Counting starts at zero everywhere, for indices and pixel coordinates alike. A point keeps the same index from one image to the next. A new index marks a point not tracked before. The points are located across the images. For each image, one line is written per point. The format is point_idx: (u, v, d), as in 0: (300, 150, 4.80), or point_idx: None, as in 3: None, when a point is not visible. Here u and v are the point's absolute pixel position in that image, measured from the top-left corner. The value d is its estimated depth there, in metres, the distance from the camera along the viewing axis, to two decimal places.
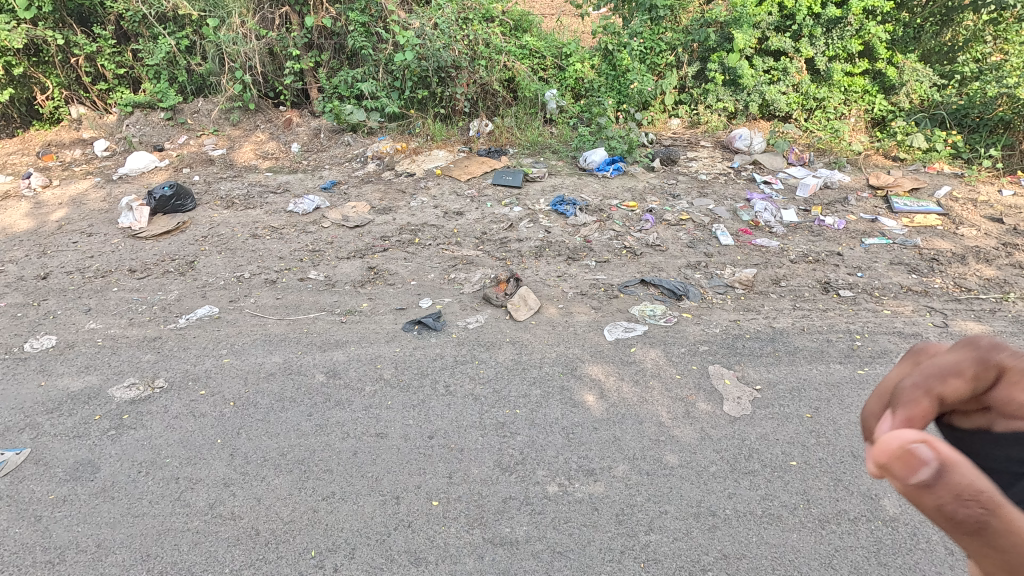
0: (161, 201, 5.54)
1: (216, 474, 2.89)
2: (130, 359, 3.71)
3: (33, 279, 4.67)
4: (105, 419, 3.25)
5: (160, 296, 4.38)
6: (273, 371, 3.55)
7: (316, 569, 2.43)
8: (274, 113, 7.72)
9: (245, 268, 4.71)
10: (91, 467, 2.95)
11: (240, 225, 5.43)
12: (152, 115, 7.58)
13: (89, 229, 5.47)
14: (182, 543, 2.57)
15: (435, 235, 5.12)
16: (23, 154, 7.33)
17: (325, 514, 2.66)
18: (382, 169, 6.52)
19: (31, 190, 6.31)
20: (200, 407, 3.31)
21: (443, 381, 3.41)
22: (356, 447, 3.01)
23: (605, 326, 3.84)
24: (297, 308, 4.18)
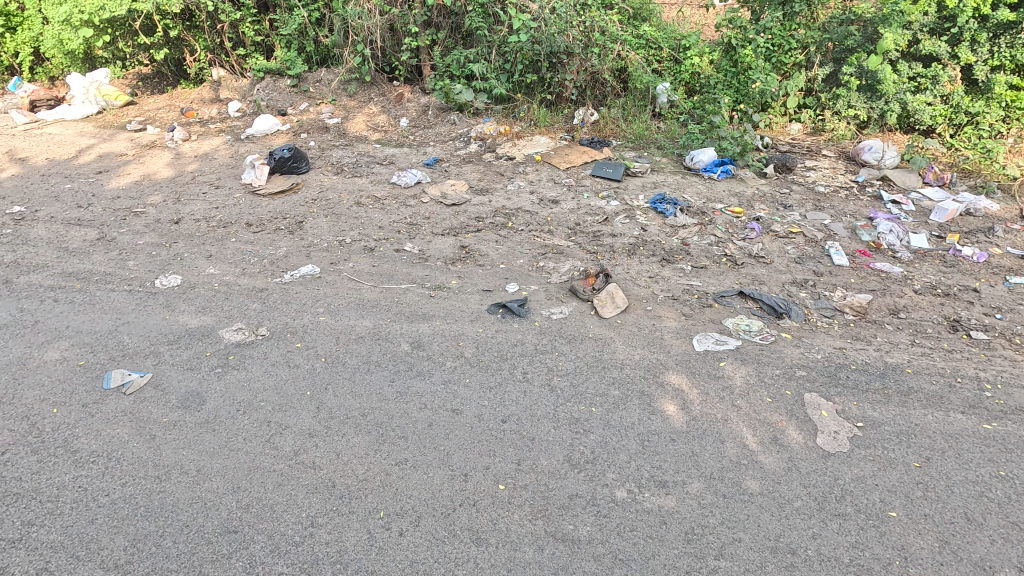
0: (280, 162, 5.95)
1: (303, 424, 3.08)
2: (240, 306, 4.03)
3: (167, 223, 5.19)
4: (214, 357, 3.56)
5: (270, 250, 4.72)
6: (362, 335, 3.72)
7: (383, 530, 2.53)
8: (388, 87, 8.02)
9: (347, 233, 4.96)
10: (198, 399, 3.25)
11: (347, 192, 5.71)
12: (280, 81, 8.09)
13: (217, 182, 5.98)
14: (268, 481, 2.77)
15: (528, 221, 5.12)
16: (170, 109, 8.13)
17: (397, 478, 2.76)
18: (483, 151, 6.59)
19: (173, 142, 6.99)
20: (295, 357, 3.55)
21: (521, 368, 3.42)
22: (432, 419, 3.09)
23: (694, 335, 3.67)
24: (390, 277, 4.35)
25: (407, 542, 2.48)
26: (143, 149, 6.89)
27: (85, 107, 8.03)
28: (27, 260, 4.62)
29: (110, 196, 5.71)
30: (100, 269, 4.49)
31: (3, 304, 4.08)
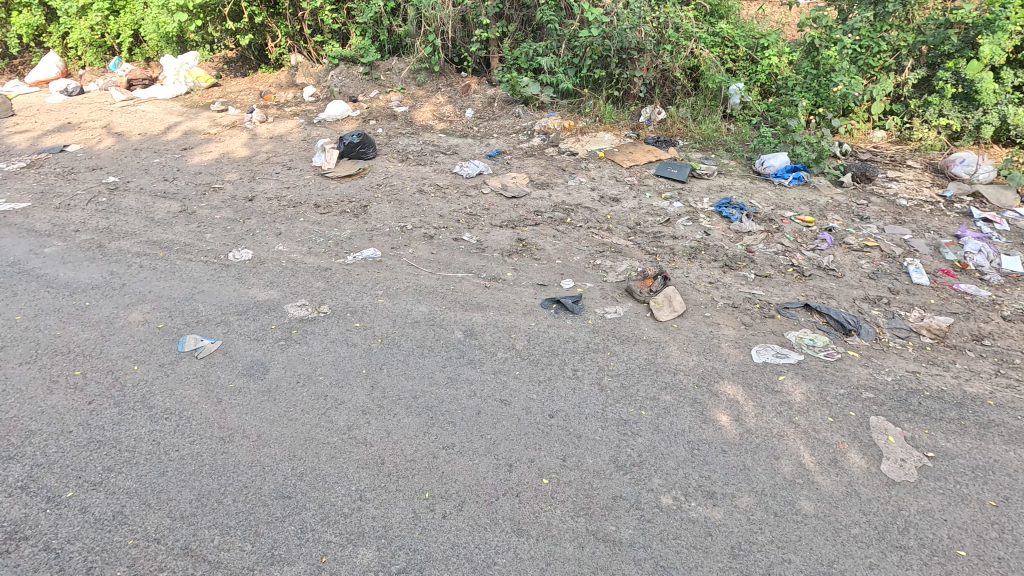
0: (349, 147, 6.16)
1: (358, 401, 3.19)
2: (304, 283, 4.20)
3: (243, 199, 5.47)
4: (278, 330, 3.74)
5: (336, 232, 4.89)
6: (418, 320, 3.81)
7: (427, 511, 2.59)
8: (455, 78, 8.12)
9: (409, 220, 5.08)
10: (262, 368, 3.43)
11: (410, 179, 5.84)
12: (353, 68, 8.33)
13: (290, 163, 6.25)
14: (322, 452, 2.89)
15: (587, 218, 5.08)
16: (250, 92, 8.54)
17: (443, 462, 2.82)
18: (546, 145, 6.58)
19: (251, 123, 7.34)
20: (354, 336, 3.67)
21: (572, 365, 3.41)
22: (480, 407, 3.13)
23: (753, 345, 3.55)
24: (448, 265, 4.42)
25: (450, 525, 2.53)
26: (224, 129, 7.28)
27: (175, 87, 8.54)
28: (118, 227, 4.98)
29: (192, 171, 6.06)
30: (181, 239, 4.79)
31: (95, 266, 4.43)
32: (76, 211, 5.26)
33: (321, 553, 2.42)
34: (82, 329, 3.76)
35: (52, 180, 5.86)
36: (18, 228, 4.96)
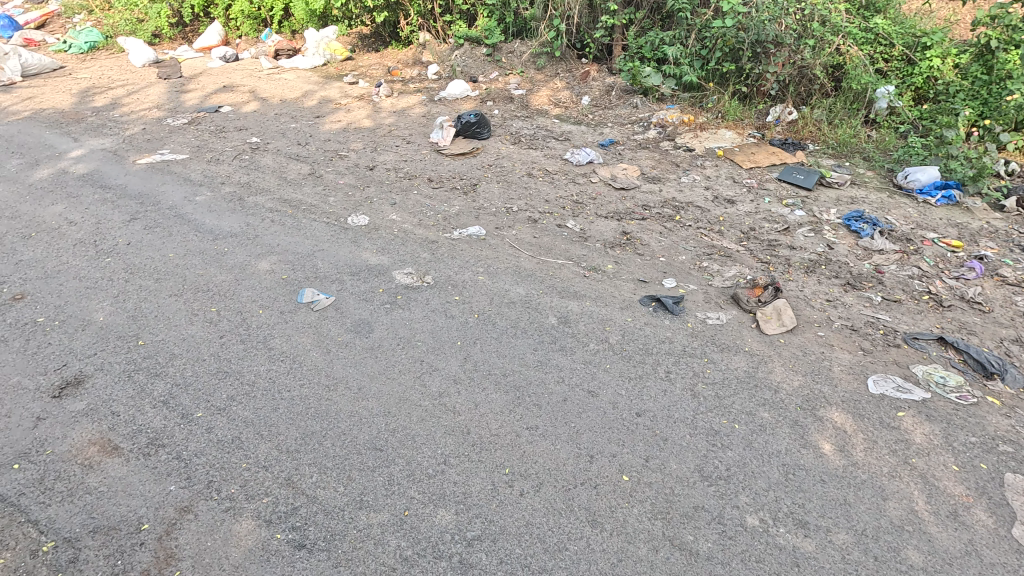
0: (466, 126, 6.34)
1: (451, 370, 3.33)
2: (412, 253, 4.42)
3: (364, 168, 5.82)
4: (385, 293, 3.97)
5: (445, 207, 5.08)
6: (514, 300, 3.88)
7: (506, 486, 2.66)
8: (575, 64, 8.05)
9: (515, 202, 5.15)
10: (368, 327, 3.66)
11: (520, 162, 5.91)
12: (476, 49, 8.50)
13: (409, 137, 6.54)
14: (414, 413, 3.05)
15: (698, 217, 4.87)
16: (379, 67, 9.00)
17: (526, 442, 2.87)
18: (661, 138, 6.36)
19: (377, 97, 7.75)
20: (452, 309, 3.81)
21: (665, 366, 3.32)
22: (567, 395, 3.15)
23: (871, 374, 3.25)
24: (549, 251, 4.44)
25: (526, 504, 2.58)
26: (353, 100, 7.74)
27: (314, 59, 9.18)
28: (257, 183, 5.50)
29: (322, 138, 6.54)
30: (307, 200, 5.20)
31: (235, 216, 4.93)
32: (224, 165, 5.87)
33: (404, 507, 2.57)
34: (220, 271, 4.22)
35: (207, 136, 6.57)
36: (177, 177, 5.63)
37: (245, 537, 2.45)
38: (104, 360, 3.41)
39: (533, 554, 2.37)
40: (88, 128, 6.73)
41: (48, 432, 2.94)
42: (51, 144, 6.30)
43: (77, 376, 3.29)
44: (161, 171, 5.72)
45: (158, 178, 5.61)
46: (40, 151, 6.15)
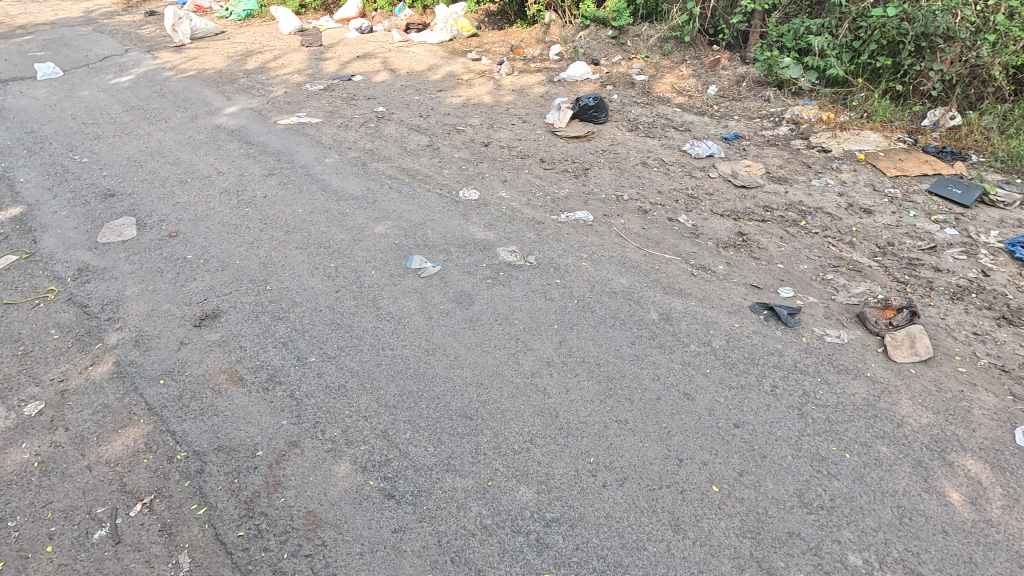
0: (583, 109, 6.25)
1: (545, 352, 3.34)
2: (518, 232, 4.46)
3: (479, 144, 5.93)
4: (488, 269, 4.05)
5: (554, 189, 5.06)
6: (616, 290, 3.80)
7: (589, 475, 2.65)
8: (705, 51, 7.61)
9: (626, 190, 5.01)
10: (468, 299, 3.76)
11: (636, 149, 5.73)
12: (602, 31, 8.30)
13: (525, 117, 6.55)
14: (505, 388, 3.11)
15: (826, 225, 4.47)
16: (502, 45, 9.07)
17: (614, 434, 2.83)
18: (793, 135, 5.88)
19: (498, 74, 7.82)
20: (552, 292, 3.81)
21: (771, 380, 3.11)
22: (661, 393, 3.05)
23: (1020, 425, 2.84)
24: (657, 244, 4.29)
25: (608, 496, 2.55)
26: (475, 76, 7.88)
27: (442, 34, 9.43)
28: (379, 151, 5.80)
29: (443, 112, 6.73)
30: (424, 170, 5.41)
31: (358, 180, 5.23)
32: (351, 131, 6.24)
33: (487, 477, 2.64)
34: (341, 230, 4.51)
35: (339, 103, 7.00)
36: (310, 139, 6.07)
37: (342, 478, 2.65)
38: (237, 299, 3.78)
39: (610, 547, 2.35)
40: (239, 88, 7.41)
41: (189, 357, 3.33)
42: (209, 100, 7.02)
43: (215, 310, 3.68)
44: (297, 133, 6.19)
45: (294, 138, 6.08)
46: (199, 106, 6.87)
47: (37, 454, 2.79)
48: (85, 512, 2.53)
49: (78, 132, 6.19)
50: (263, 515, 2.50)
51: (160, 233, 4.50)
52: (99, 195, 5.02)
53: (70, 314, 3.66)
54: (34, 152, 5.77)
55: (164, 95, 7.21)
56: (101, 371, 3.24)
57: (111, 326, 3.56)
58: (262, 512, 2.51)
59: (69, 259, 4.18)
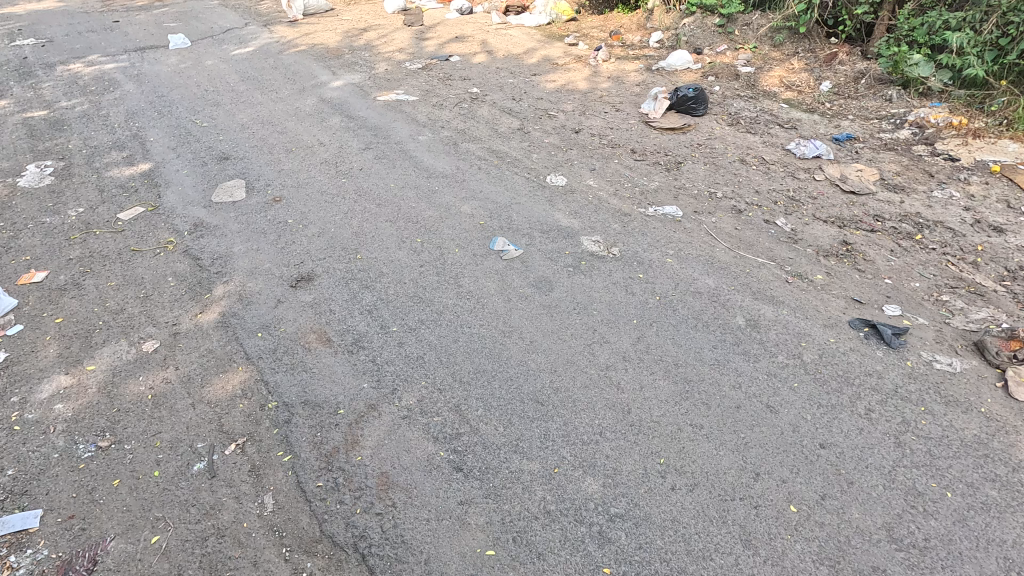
0: (681, 100, 6.01)
1: (622, 346, 3.28)
2: (603, 222, 4.38)
3: (570, 130, 5.86)
4: (570, 257, 4.02)
5: (644, 181, 4.92)
6: (701, 291, 3.66)
7: (658, 475, 2.59)
8: (821, 44, 7.07)
9: (720, 187, 4.79)
10: (548, 286, 3.76)
11: (734, 145, 5.45)
12: (708, 19, 7.90)
13: (619, 105, 6.40)
14: (578, 378, 3.09)
15: (946, 241, 4.06)
16: (602, 30, 8.87)
17: (687, 438, 2.75)
18: (915, 141, 5.36)
19: (595, 60, 7.66)
20: (633, 286, 3.72)
21: (866, 403, 2.89)
22: (741, 402, 2.92)
23: None
24: (750, 246, 4.07)
25: (676, 500, 2.49)
26: (571, 61, 7.77)
27: (540, 17, 9.35)
28: (471, 131, 5.88)
29: (536, 96, 6.70)
30: (513, 153, 5.43)
31: (448, 159, 5.34)
32: (445, 111, 6.36)
33: (554, 463, 2.65)
34: (429, 207, 4.63)
35: (435, 82, 7.15)
36: (406, 116, 6.25)
37: (415, 445, 2.75)
38: (330, 265, 3.99)
39: (675, 552, 2.29)
40: (344, 64, 7.74)
41: (284, 314, 3.56)
42: (316, 74, 7.39)
43: (309, 273, 3.91)
44: (394, 109, 6.39)
45: (391, 115, 6.28)
46: (307, 80, 7.24)
47: (151, 387, 3.10)
48: (188, 445, 2.79)
49: (201, 99, 6.71)
50: (341, 470, 2.64)
51: (265, 196, 4.82)
52: (215, 157, 5.44)
53: (185, 265, 4.01)
54: (164, 114, 6.33)
55: (277, 67, 7.66)
56: (208, 319, 3.53)
57: (219, 279, 3.87)
58: (340, 467, 2.66)
59: (187, 215, 4.57)
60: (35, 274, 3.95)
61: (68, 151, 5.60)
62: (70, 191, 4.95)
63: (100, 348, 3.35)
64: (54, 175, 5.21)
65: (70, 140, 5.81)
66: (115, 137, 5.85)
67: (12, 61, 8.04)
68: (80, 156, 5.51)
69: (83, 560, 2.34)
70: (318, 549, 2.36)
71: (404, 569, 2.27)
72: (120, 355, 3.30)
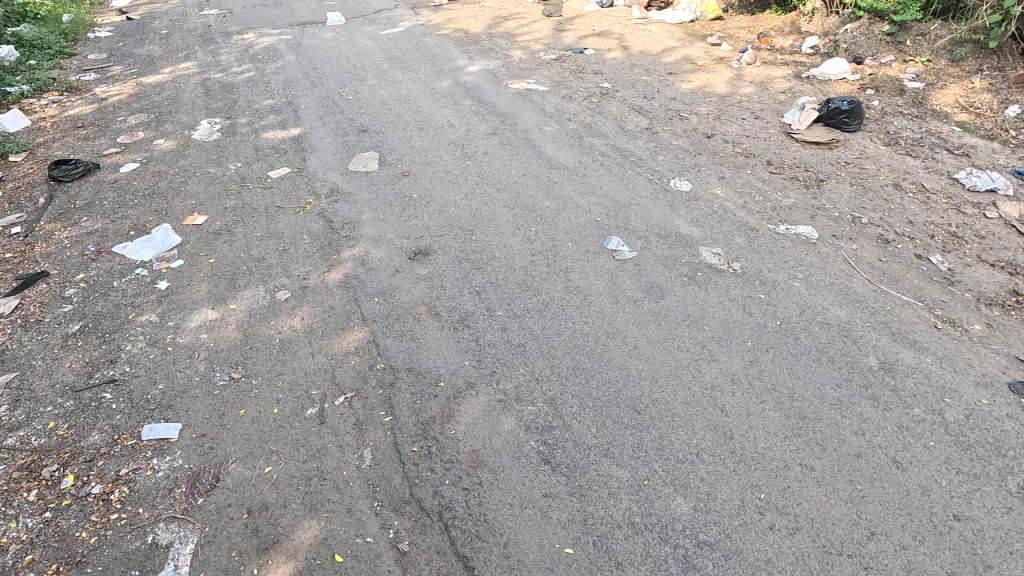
0: (832, 113, 5.52)
1: (732, 367, 3.10)
2: (727, 234, 4.15)
3: (701, 135, 5.59)
4: (686, 266, 3.85)
5: (777, 196, 4.58)
6: (830, 322, 3.35)
7: (755, 510, 2.42)
8: (1015, 62, 5.99)
9: (866, 212, 4.34)
10: (659, 293, 3.63)
11: (888, 168, 4.91)
12: (876, 25, 7.14)
13: (759, 112, 6.01)
14: (680, 393, 2.96)
15: None
16: (749, 32, 8.36)
17: (794, 478, 2.54)
18: None
19: (738, 62, 7.25)
20: (753, 306, 3.50)
21: (1019, 481, 2.50)
22: (862, 450, 2.65)
23: None
24: (894, 281, 3.66)
25: (772, 540, 2.32)
26: (711, 62, 7.40)
27: (684, 14, 8.99)
28: (597, 126, 5.80)
29: (669, 96, 6.46)
30: (638, 153, 5.28)
31: (571, 152, 5.31)
32: (574, 104, 6.32)
33: (644, 475, 2.57)
34: (547, 198, 4.64)
35: (568, 74, 7.13)
36: (535, 105, 6.29)
37: (507, 430, 2.79)
38: (446, 242, 4.14)
39: None
40: (481, 50, 7.94)
41: (400, 284, 3.75)
42: (454, 58, 7.66)
43: (427, 248, 4.08)
44: (524, 98, 6.46)
45: (520, 103, 6.36)
46: (445, 63, 7.53)
47: (279, 332, 3.41)
48: (304, 390, 3.04)
49: (349, 73, 7.21)
50: (435, 440, 2.75)
51: (395, 170, 5.09)
52: (355, 129, 5.82)
53: (319, 225, 4.35)
54: (316, 85, 6.88)
55: (419, 49, 8.02)
56: (334, 278, 3.81)
57: (347, 243, 4.16)
58: (435, 436, 2.76)
59: (325, 180, 4.95)
60: (197, 217, 4.48)
61: (234, 111, 6.27)
62: (232, 147, 5.55)
63: (242, 290, 3.74)
64: (221, 131, 5.85)
65: (237, 102, 6.50)
66: (273, 102, 6.46)
67: (199, 28, 9.12)
68: (244, 117, 6.15)
69: (208, 475, 2.63)
70: (406, 510, 2.47)
71: (483, 547, 2.32)
72: (257, 299, 3.65)
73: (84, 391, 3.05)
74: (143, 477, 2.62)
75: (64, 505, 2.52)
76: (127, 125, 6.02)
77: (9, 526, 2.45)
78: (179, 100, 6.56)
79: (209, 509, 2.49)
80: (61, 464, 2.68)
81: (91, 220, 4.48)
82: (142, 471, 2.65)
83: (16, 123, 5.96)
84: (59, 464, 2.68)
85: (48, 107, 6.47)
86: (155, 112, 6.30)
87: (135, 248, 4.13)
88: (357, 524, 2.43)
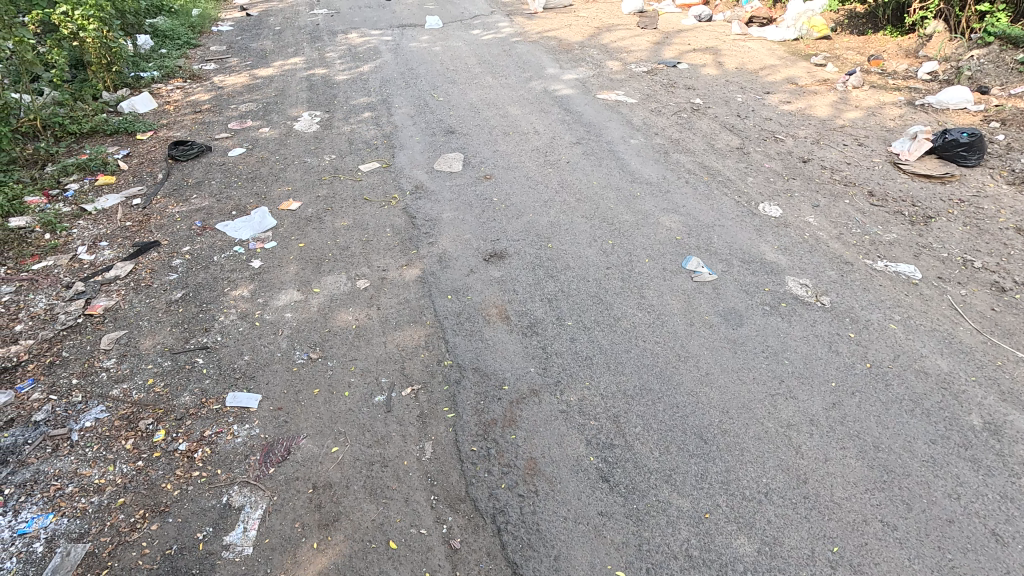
0: (948, 145, 5.10)
1: (812, 407, 2.91)
2: (817, 265, 3.92)
3: (797, 158, 5.32)
4: (769, 294, 3.67)
5: (878, 229, 4.28)
6: (928, 371, 3.08)
7: (826, 563, 2.27)
8: None
9: (980, 256, 3.97)
10: (737, 320, 3.48)
11: (1011, 210, 4.45)
12: (1008, 53, 6.53)
13: (863, 139, 5.64)
14: (751, 427, 2.82)
15: None
16: (859, 53, 7.88)
17: (874, 534, 2.36)
18: None
19: (844, 85, 6.86)
20: (840, 345, 3.28)
21: None
22: (956, 516, 2.41)
23: None
24: (1008, 334, 3.32)
25: None
26: (813, 83, 7.04)
27: (787, 32, 8.61)
28: (685, 142, 5.66)
29: (765, 116, 6.20)
30: (726, 172, 5.11)
31: (656, 167, 5.22)
32: (662, 118, 6.20)
33: (706, 508, 2.47)
34: (627, 212, 4.57)
35: (658, 88, 7.00)
36: (622, 117, 6.23)
37: (567, 442, 2.76)
38: (522, 247, 4.17)
39: None
40: (572, 59, 7.97)
41: (473, 284, 3.81)
42: (545, 66, 7.72)
43: (502, 251, 4.13)
44: (611, 109, 6.42)
45: (607, 114, 6.31)
46: (536, 70, 7.60)
47: (356, 319, 3.56)
48: (375, 377, 3.15)
49: (442, 76, 7.43)
50: (494, 442, 2.77)
51: (477, 173, 5.19)
52: (443, 130, 5.99)
53: (402, 221, 4.51)
54: (410, 86, 7.14)
55: (511, 56, 8.14)
56: (411, 273, 3.93)
57: (427, 239, 4.28)
58: (495, 438, 2.78)
59: (411, 177, 5.13)
60: (292, 203, 4.76)
61: (333, 106, 6.62)
62: (328, 139, 5.87)
63: (326, 275, 3.93)
64: (320, 124, 6.20)
65: (337, 98, 6.86)
66: (369, 99, 6.77)
67: (308, 26, 9.73)
68: (341, 112, 6.48)
69: (281, 447, 2.78)
70: (461, 508, 2.50)
71: (534, 556, 2.31)
72: (338, 285, 3.83)
73: (181, 353, 3.31)
74: (224, 441, 2.81)
75: (154, 457, 2.74)
76: (238, 113, 6.51)
77: (107, 469, 2.70)
78: (286, 93, 7.02)
79: (278, 478, 2.64)
80: (155, 419, 2.92)
81: (200, 198, 4.87)
82: (223, 435, 2.84)
83: (145, 105, 6.58)
84: (154, 418, 2.93)
85: (173, 92, 7.11)
86: (263, 103, 6.77)
87: (236, 227, 4.46)
88: (412, 514, 2.49)
